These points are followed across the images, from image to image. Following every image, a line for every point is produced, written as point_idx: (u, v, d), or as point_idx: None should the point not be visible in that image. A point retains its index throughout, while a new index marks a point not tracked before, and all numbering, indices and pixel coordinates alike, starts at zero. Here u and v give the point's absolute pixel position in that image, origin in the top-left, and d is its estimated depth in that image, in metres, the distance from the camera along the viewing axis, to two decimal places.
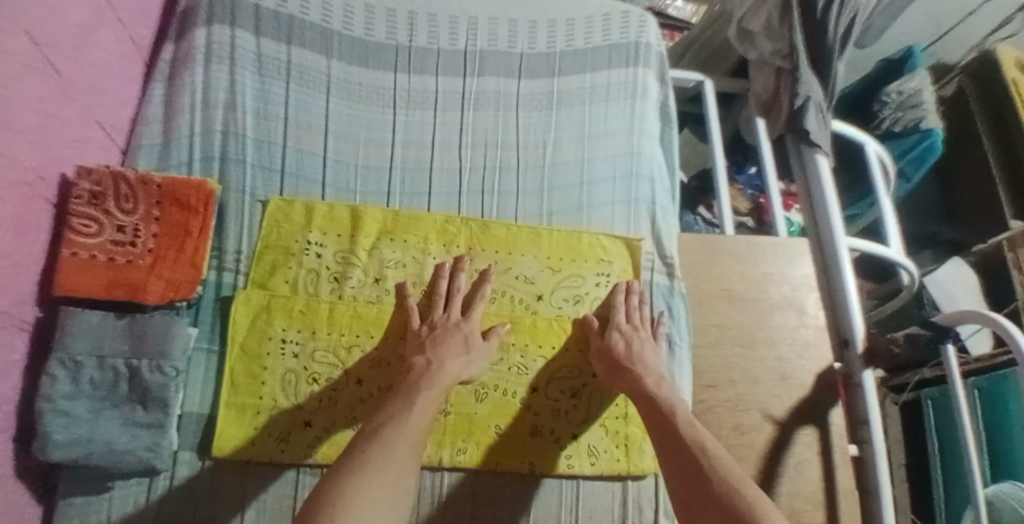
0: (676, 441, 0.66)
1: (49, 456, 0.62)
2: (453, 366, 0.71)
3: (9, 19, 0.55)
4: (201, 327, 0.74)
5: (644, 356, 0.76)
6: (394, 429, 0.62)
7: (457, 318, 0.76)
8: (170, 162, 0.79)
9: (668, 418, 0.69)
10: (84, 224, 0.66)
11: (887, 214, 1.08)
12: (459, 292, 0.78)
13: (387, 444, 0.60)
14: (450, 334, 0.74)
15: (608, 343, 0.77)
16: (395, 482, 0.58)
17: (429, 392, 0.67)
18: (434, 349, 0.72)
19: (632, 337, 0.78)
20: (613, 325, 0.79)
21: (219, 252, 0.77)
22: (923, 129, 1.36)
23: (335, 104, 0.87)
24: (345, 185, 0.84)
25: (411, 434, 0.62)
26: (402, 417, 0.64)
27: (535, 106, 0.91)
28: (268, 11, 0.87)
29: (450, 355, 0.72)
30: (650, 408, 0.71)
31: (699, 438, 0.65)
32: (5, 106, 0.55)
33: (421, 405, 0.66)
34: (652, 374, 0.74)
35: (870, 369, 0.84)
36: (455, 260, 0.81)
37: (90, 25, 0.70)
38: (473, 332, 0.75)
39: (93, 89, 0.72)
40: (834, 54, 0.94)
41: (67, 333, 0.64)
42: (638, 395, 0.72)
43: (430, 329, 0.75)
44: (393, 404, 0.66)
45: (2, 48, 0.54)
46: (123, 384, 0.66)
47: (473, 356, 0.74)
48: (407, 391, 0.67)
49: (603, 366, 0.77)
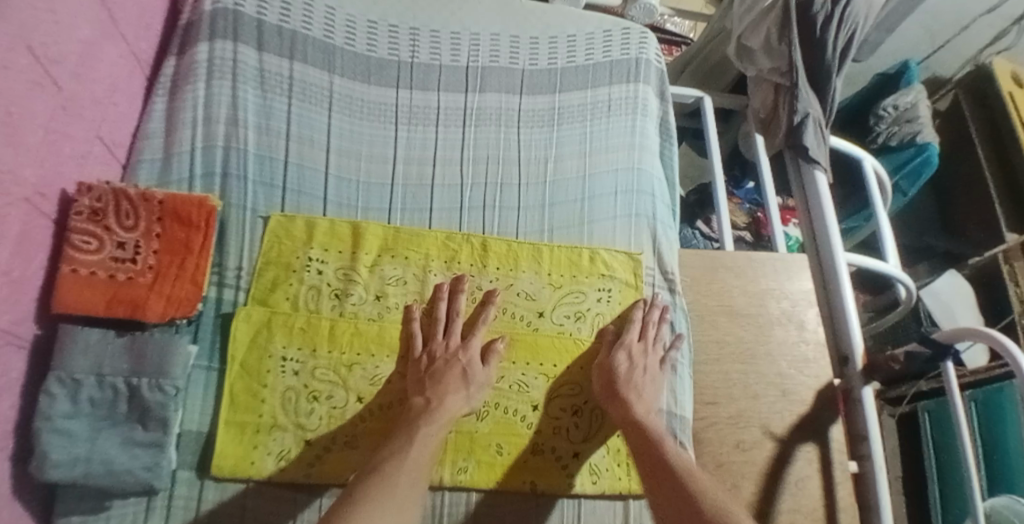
0: (662, 468, 0.68)
1: (47, 476, 0.61)
2: (454, 404, 0.71)
3: (12, 33, 0.55)
4: (200, 344, 0.73)
5: (640, 383, 0.77)
6: (393, 465, 0.63)
7: (457, 344, 0.77)
8: (171, 177, 0.78)
9: (657, 447, 0.70)
10: (84, 241, 0.65)
11: (884, 228, 1.09)
12: (458, 316, 0.79)
13: (385, 479, 0.61)
14: (450, 367, 0.74)
15: (609, 364, 0.78)
16: (395, 515, 0.59)
17: (427, 429, 0.68)
18: (432, 387, 0.72)
19: (639, 359, 0.79)
20: (623, 344, 0.80)
21: (219, 268, 0.77)
22: (918, 144, 1.37)
23: (337, 120, 0.87)
24: (346, 201, 0.84)
25: (409, 468, 0.63)
26: (402, 455, 0.64)
27: (537, 122, 0.92)
28: (271, 26, 0.87)
29: (450, 390, 0.72)
30: (643, 439, 0.71)
31: (689, 467, 0.67)
32: (11, 125, 0.56)
33: (419, 445, 0.66)
34: (643, 403, 0.75)
35: (870, 385, 0.85)
36: (455, 279, 0.81)
37: (93, 40, 0.70)
38: (472, 363, 0.75)
39: (95, 105, 0.72)
40: (831, 73, 0.96)
41: (66, 352, 0.63)
42: (627, 423, 0.73)
43: (431, 358, 0.76)
44: (394, 442, 0.66)
45: (11, 68, 0.55)
46: (123, 403, 0.66)
47: (473, 390, 0.74)
48: (407, 429, 0.68)
49: (602, 384, 0.77)
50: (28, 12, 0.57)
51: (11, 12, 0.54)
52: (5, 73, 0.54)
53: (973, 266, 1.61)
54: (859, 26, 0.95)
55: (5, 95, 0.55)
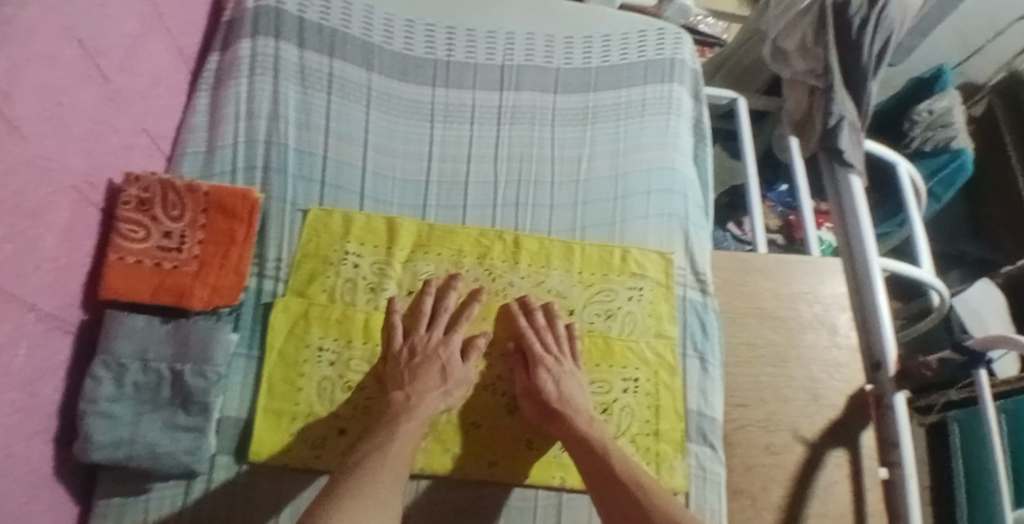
0: (611, 484, 0.67)
1: (90, 457, 0.63)
2: (432, 401, 0.71)
3: (61, 27, 0.57)
4: (241, 333, 0.75)
5: (572, 396, 0.75)
6: (376, 461, 0.63)
7: (439, 339, 0.76)
8: (214, 170, 0.80)
9: (602, 462, 0.69)
10: (131, 230, 0.67)
11: (918, 234, 1.08)
12: (446, 311, 0.79)
13: (367, 475, 0.61)
14: (429, 363, 0.74)
15: (535, 385, 0.75)
16: (381, 510, 0.59)
17: (408, 427, 0.68)
18: (412, 383, 0.72)
19: (559, 371, 0.75)
20: (540, 363, 0.75)
21: (260, 260, 0.78)
22: (953, 149, 1.34)
23: (375, 117, 0.88)
24: (382, 197, 0.85)
25: (393, 463, 0.63)
26: (384, 451, 0.64)
27: (571, 120, 0.92)
28: (312, 24, 0.89)
29: (428, 388, 0.72)
30: (588, 453, 0.70)
31: (638, 475, 0.68)
32: (59, 116, 0.58)
33: (400, 441, 0.66)
34: (581, 414, 0.74)
35: (902, 392, 0.83)
36: (448, 278, 0.81)
37: (139, 35, 0.72)
38: (452, 359, 0.75)
39: (140, 98, 0.74)
40: (868, 75, 0.95)
41: (113, 337, 0.65)
42: (572, 440, 0.71)
43: (411, 352, 0.75)
44: (376, 438, 0.66)
45: (59, 59, 0.57)
46: (166, 389, 0.67)
47: (451, 387, 0.74)
48: (387, 426, 0.68)
49: (533, 407, 0.75)
50: (76, 6, 0.59)
51: (59, 5, 0.56)
52: (54, 64, 0.56)
53: (1006, 275, 1.58)
54: (896, 30, 0.94)
55: (53, 87, 0.56)
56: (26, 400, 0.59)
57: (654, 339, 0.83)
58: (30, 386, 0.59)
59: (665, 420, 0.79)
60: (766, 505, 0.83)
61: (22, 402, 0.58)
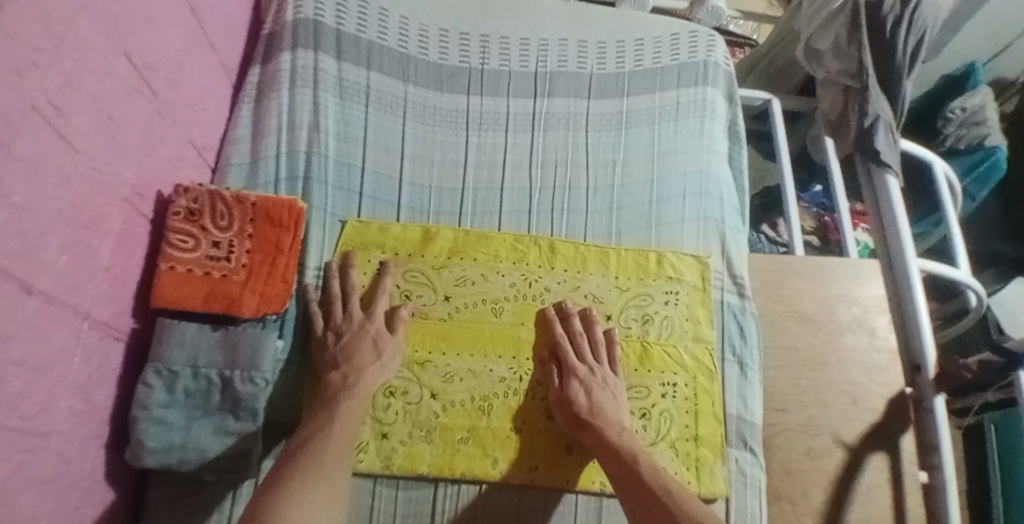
0: (639, 491, 0.66)
1: (143, 462, 0.64)
2: (370, 376, 0.72)
3: (112, 41, 0.58)
4: (285, 340, 0.77)
5: (602, 406, 0.74)
6: (319, 443, 0.65)
7: (361, 318, 0.77)
8: (258, 181, 0.82)
9: (632, 470, 0.68)
10: (182, 240, 0.68)
11: (955, 234, 1.06)
12: (354, 291, 0.78)
13: (313, 457, 0.63)
14: (360, 339, 0.74)
15: (566, 395, 0.75)
16: (327, 489, 0.62)
17: (349, 404, 0.69)
18: (347, 362, 0.72)
19: (591, 381, 0.76)
20: (570, 373, 0.76)
21: (301, 268, 0.80)
22: (987, 147, 1.32)
23: (411, 127, 0.89)
24: (419, 206, 0.87)
25: (337, 445, 0.65)
26: (326, 432, 0.66)
27: (605, 125, 0.93)
28: (349, 36, 0.90)
29: (364, 365, 0.72)
30: (617, 463, 0.69)
31: (666, 481, 0.66)
32: (110, 130, 0.59)
33: (343, 420, 0.67)
34: (613, 425, 0.72)
35: (941, 395, 0.84)
36: (343, 258, 0.80)
37: (185, 50, 0.74)
38: (381, 332, 0.76)
39: (187, 110, 0.76)
40: (903, 74, 0.94)
41: (165, 344, 0.67)
42: (603, 450, 0.71)
43: (337, 334, 0.75)
44: (317, 419, 0.68)
45: (110, 74, 0.58)
46: (216, 395, 0.69)
47: (386, 359, 0.74)
48: (327, 407, 0.69)
49: (564, 417, 0.74)
50: (125, 21, 0.60)
51: (111, 21, 0.57)
52: (106, 78, 0.57)
53: None
54: (930, 28, 0.93)
55: (105, 100, 0.58)
56: (80, 406, 0.60)
57: (692, 344, 0.83)
58: (85, 392, 0.61)
59: (705, 424, 0.79)
60: (806, 510, 0.83)
61: (76, 407, 0.60)
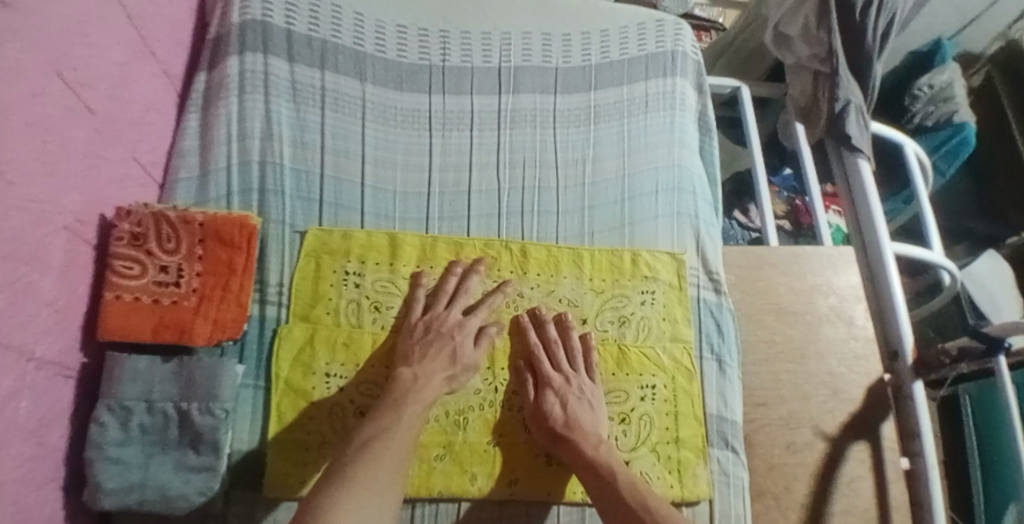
0: (619, 508, 0.65)
1: (101, 504, 0.61)
2: (438, 384, 0.70)
3: (44, 60, 0.53)
4: (247, 364, 0.73)
5: (579, 418, 0.72)
6: (382, 444, 0.62)
7: (457, 320, 0.75)
8: (209, 196, 0.78)
9: (611, 487, 0.66)
10: (126, 267, 0.64)
11: (927, 213, 1.06)
12: (465, 292, 0.77)
13: (371, 460, 0.60)
14: (441, 343, 0.73)
15: (542, 409, 0.73)
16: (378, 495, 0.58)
17: (415, 409, 0.66)
18: (420, 363, 0.71)
19: (567, 392, 0.74)
20: (546, 384, 0.75)
21: (261, 286, 0.76)
22: (957, 123, 1.32)
23: (371, 130, 0.85)
24: (383, 212, 0.83)
25: (395, 449, 0.62)
26: (387, 435, 0.63)
27: (573, 121, 0.90)
28: (301, 36, 0.86)
29: (437, 369, 0.71)
30: (597, 480, 0.68)
31: (645, 496, 0.65)
32: (47, 156, 0.55)
33: (407, 421, 0.65)
34: (590, 438, 0.71)
35: (920, 381, 0.83)
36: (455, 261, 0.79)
37: (126, 61, 0.69)
38: (465, 341, 0.74)
39: (130, 126, 0.71)
40: (874, 57, 0.93)
41: (115, 379, 0.63)
42: (581, 465, 0.69)
43: (426, 328, 0.74)
44: (378, 418, 0.65)
45: (44, 95, 0.54)
46: (174, 428, 0.65)
47: (458, 371, 0.72)
48: (393, 406, 0.66)
49: (542, 432, 0.73)
50: (57, 37, 0.55)
51: (40, 39, 0.53)
52: (39, 101, 0.53)
53: None
54: (900, 10, 0.91)
55: (40, 124, 0.53)
56: (32, 450, 0.56)
57: (671, 344, 0.81)
58: (36, 435, 0.57)
59: (686, 427, 0.77)
60: (790, 504, 0.82)
61: (28, 452, 0.56)
